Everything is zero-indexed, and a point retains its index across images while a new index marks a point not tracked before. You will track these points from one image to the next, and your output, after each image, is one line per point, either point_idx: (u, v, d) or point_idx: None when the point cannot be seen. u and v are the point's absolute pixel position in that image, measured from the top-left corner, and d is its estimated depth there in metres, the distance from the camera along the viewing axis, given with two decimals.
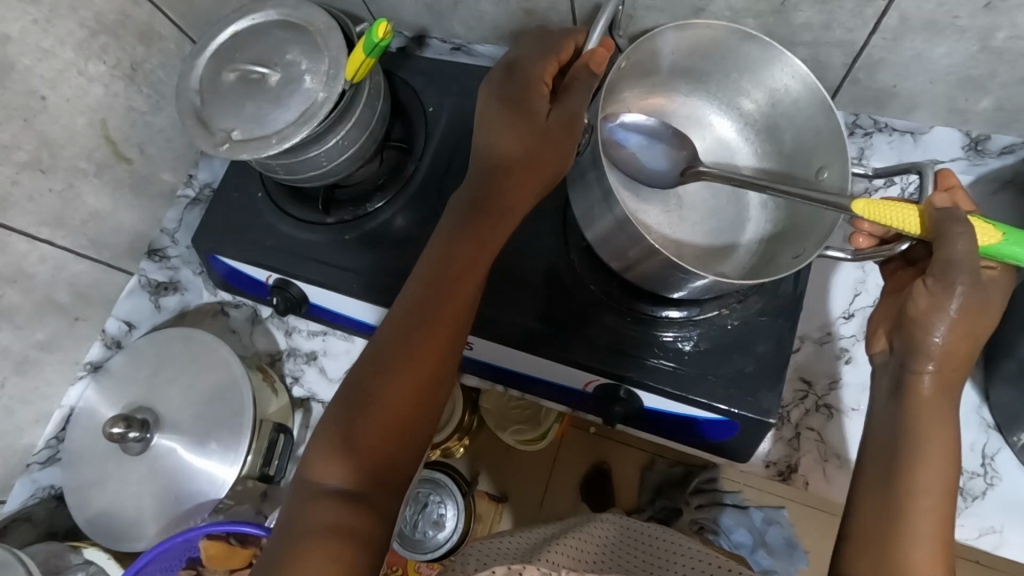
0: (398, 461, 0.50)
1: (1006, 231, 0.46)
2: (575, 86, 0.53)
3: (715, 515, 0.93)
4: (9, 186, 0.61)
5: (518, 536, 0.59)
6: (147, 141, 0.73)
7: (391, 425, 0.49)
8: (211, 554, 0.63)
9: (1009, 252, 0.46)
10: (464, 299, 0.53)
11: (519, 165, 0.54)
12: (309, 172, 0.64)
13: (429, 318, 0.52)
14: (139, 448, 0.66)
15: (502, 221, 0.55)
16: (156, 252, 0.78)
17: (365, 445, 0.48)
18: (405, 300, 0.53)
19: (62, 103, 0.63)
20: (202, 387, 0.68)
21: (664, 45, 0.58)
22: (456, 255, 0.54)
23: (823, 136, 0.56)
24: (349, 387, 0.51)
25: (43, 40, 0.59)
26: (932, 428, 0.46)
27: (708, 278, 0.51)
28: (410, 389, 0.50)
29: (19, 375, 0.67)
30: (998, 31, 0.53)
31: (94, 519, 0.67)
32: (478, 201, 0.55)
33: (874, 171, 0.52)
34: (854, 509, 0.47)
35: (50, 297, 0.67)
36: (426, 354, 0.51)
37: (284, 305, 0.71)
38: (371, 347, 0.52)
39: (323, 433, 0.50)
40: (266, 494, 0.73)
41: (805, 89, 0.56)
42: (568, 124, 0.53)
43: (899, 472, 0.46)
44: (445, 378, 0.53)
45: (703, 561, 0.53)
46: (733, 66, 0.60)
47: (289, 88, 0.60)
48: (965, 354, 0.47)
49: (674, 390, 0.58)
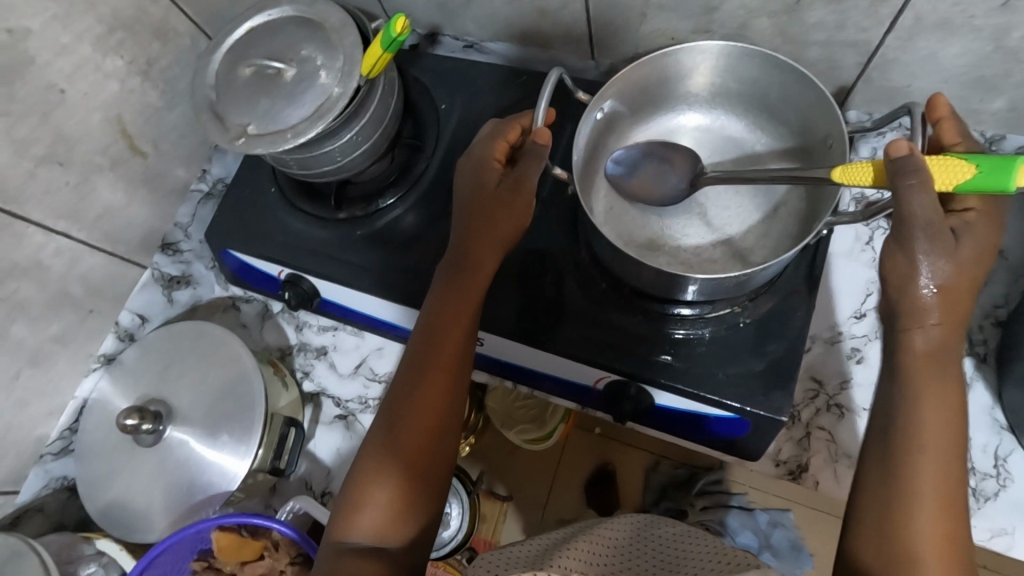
0: (417, 509, 0.55)
1: (980, 163, 0.41)
2: (525, 156, 0.55)
3: (721, 518, 0.97)
4: (25, 179, 0.61)
5: (528, 543, 0.59)
6: (161, 136, 0.74)
7: (400, 486, 0.54)
8: (222, 546, 0.62)
9: (989, 187, 0.41)
10: (454, 353, 0.57)
11: (496, 224, 0.57)
12: (323, 167, 0.64)
13: (426, 372, 0.56)
14: (152, 440, 0.67)
15: (483, 273, 0.58)
16: (169, 246, 0.79)
17: (383, 500, 0.54)
18: (407, 360, 0.58)
19: (79, 97, 0.63)
20: (215, 380, 0.69)
21: (645, 72, 0.58)
22: (443, 312, 0.57)
23: (817, 106, 0.55)
24: (367, 448, 0.57)
25: (61, 36, 0.60)
26: (932, 409, 0.45)
27: (697, 280, 0.52)
28: (418, 440, 0.55)
29: (33, 367, 0.68)
30: (1013, 31, 0.53)
31: (107, 510, 0.68)
32: (459, 258, 0.58)
33: (872, 124, 0.51)
34: (857, 504, 0.47)
35: (65, 290, 0.68)
36: (427, 405, 0.56)
37: (296, 299, 0.71)
38: (381, 412, 0.58)
39: (346, 494, 0.55)
40: (275, 488, 0.74)
41: (787, 72, 0.55)
42: (516, 189, 0.56)
43: (901, 461, 0.45)
44: (450, 422, 0.57)
45: (713, 561, 0.53)
46: (718, 71, 0.59)
47: (304, 84, 0.60)
48: (951, 307, 0.45)
49: (687, 388, 0.59)
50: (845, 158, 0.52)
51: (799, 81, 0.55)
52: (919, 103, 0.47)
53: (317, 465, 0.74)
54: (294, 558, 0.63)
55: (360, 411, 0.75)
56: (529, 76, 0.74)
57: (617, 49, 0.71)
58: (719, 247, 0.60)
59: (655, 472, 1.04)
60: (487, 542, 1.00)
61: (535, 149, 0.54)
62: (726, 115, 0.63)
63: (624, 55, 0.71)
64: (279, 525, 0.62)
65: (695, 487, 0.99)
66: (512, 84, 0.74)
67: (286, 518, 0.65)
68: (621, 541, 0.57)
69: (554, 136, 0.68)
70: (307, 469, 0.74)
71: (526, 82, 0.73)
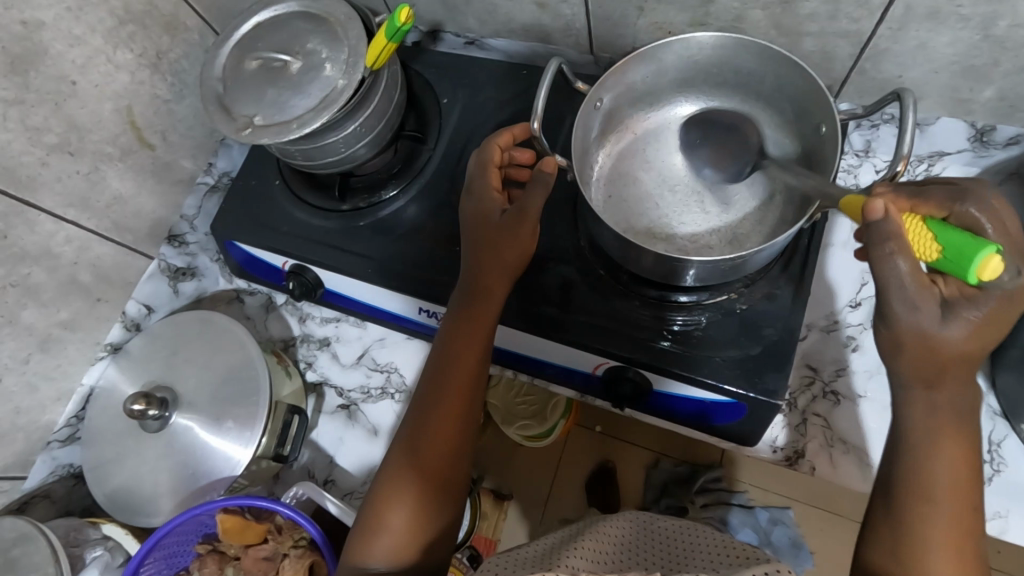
0: (430, 533, 0.56)
1: (947, 245, 0.40)
2: (533, 186, 0.54)
3: (722, 514, 1.00)
4: (38, 166, 0.62)
5: (534, 544, 0.59)
6: (170, 128, 0.75)
7: (417, 509, 0.56)
8: (226, 528, 0.63)
9: (954, 273, 0.40)
10: (470, 378, 0.58)
11: (503, 254, 0.57)
12: (327, 158, 0.66)
13: (440, 400, 0.58)
14: (157, 426, 0.68)
15: (494, 298, 0.58)
16: (175, 238, 0.80)
17: (399, 527, 0.55)
18: (422, 387, 0.60)
19: (91, 88, 0.65)
20: (219, 368, 0.70)
21: (646, 65, 0.60)
22: (458, 338, 0.58)
23: (812, 96, 0.56)
24: (383, 474, 0.58)
25: (74, 28, 0.61)
26: (947, 464, 0.46)
27: (695, 263, 0.53)
28: (434, 465, 0.57)
29: (42, 353, 0.69)
30: (1000, 20, 0.54)
31: (113, 495, 0.69)
32: (472, 283, 0.59)
33: (863, 113, 0.52)
34: (866, 553, 0.48)
35: (74, 278, 0.69)
36: (442, 432, 0.57)
37: (300, 290, 0.72)
38: (401, 435, 0.59)
39: (362, 520, 0.57)
40: (279, 476, 0.75)
41: (782, 62, 0.56)
42: (519, 221, 0.56)
43: (913, 510, 0.46)
44: (464, 446, 0.59)
45: (721, 554, 0.54)
46: (714, 65, 0.61)
47: (310, 75, 0.61)
48: (959, 369, 0.44)
49: (683, 372, 0.59)
50: (838, 145, 0.52)
51: (792, 69, 0.56)
52: (912, 91, 0.49)
53: (320, 453, 0.75)
54: (298, 541, 0.64)
55: (362, 400, 0.76)
56: (528, 71, 0.75)
57: (616, 44, 0.72)
58: (715, 233, 0.61)
59: (655, 469, 1.05)
60: (490, 540, 0.98)
61: (543, 178, 0.54)
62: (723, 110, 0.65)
63: (622, 49, 0.73)
64: (282, 509, 0.62)
65: (696, 484, 1.01)
66: (513, 78, 0.75)
67: (290, 503, 0.66)
68: (628, 537, 0.59)
69: (555, 128, 0.70)
70: (309, 457, 0.75)
71: (526, 76, 0.75)
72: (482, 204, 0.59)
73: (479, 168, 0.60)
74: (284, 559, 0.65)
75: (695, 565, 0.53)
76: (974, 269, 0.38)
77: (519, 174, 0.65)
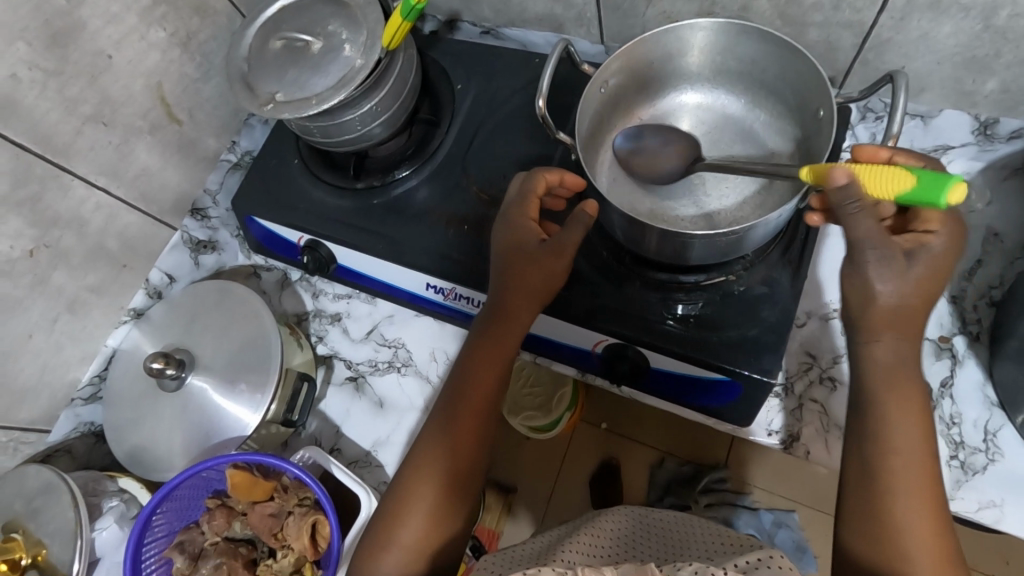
0: (436, 552, 0.58)
1: (920, 175, 0.42)
2: (575, 223, 0.58)
3: (726, 516, 1.00)
4: (73, 136, 0.66)
5: (535, 540, 0.61)
6: (196, 106, 0.79)
7: (427, 527, 0.58)
8: (235, 484, 0.65)
9: (928, 198, 0.41)
10: (485, 399, 0.60)
11: (529, 281, 0.59)
12: (344, 136, 0.68)
13: (457, 418, 0.60)
14: (174, 386, 0.71)
15: (519, 324, 0.61)
16: (198, 211, 0.84)
17: (409, 543, 0.57)
18: (440, 405, 0.62)
19: (124, 64, 0.69)
20: (235, 334, 0.73)
21: (651, 49, 0.62)
22: (482, 362, 0.61)
23: (810, 80, 0.57)
24: (396, 487, 0.60)
25: (112, 6, 0.65)
26: (908, 421, 0.48)
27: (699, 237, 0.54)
28: (447, 483, 0.59)
29: (70, 314, 0.72)
30: (1000, 10, 0.55)
31: (131, 452, 0.72)
32: (497, 308, 0.61)
33: (860, 94, 0.53)
34: (847, 524, 0.49)
35: (102, 244, 0.73)
36: (457, 450, 0.59)
37: (314, 264, 0.75)
38: (417, 451, 0.62)
39: (376, 529, 0.59)
40: (287, 443, 0.78)
41: (784, 50, 0.57)
42: (555, 254, 0.58)
43: (887, 482, 0.48)
44: (478, 464, 0.61)
45: (715, 543, 0.56)
46: (717, 51, 0.62)
47: (330, 56, 0.64)
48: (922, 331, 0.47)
49: (684, 352, 0.61)
50: (834, 128, 0.54)
51: (793, 56, 0.57)
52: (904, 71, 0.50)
53: (327, 423, 0.78)
54: (303, 499, 0.67)
55: (370, 372, 0.78)
56: (540, 60, 0.78)
57: (626, 34, 0.74)
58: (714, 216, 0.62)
59: (659, 468, 1.06)
60: (492, 533, 1.00)
61: (581, 217, 0.58)
62: (727, 99, 0.67)
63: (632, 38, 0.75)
64: (291, 466, 0.65)
65: (700, 483, 1.02)
66: (525, 66, 0.78)
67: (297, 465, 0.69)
68: (624, 530, 0.60)
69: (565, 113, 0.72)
70: (316, 426, 0.78)
71: (538, 64, 0.77)
72: (519, 231, 0.61)
73: (519, 196, 0.62)
74: (290, 517, 0.67)
75: (691, 555, 0.55)
76: (947, 188, 0.41)
77: (553, 205, 0.66)
